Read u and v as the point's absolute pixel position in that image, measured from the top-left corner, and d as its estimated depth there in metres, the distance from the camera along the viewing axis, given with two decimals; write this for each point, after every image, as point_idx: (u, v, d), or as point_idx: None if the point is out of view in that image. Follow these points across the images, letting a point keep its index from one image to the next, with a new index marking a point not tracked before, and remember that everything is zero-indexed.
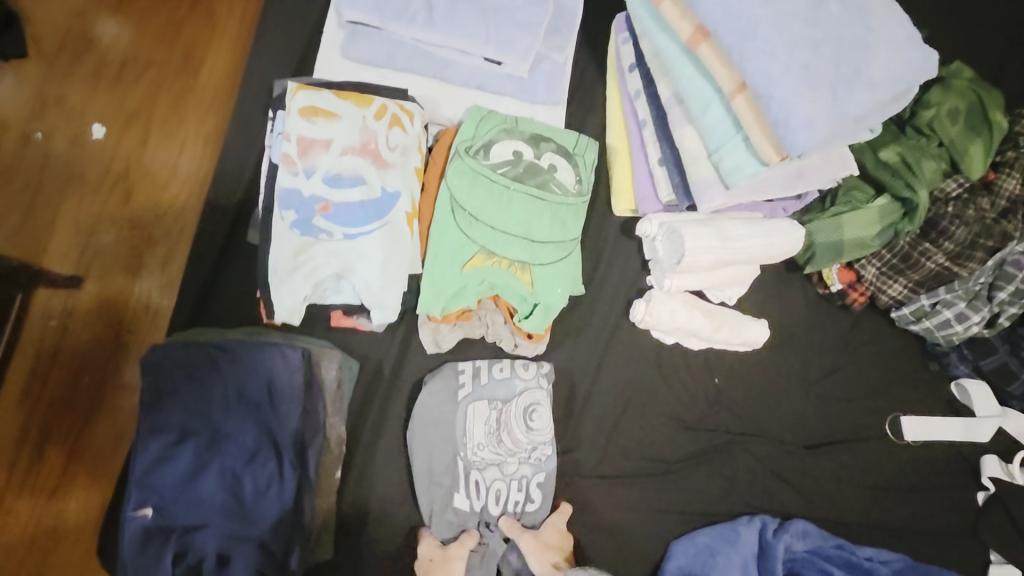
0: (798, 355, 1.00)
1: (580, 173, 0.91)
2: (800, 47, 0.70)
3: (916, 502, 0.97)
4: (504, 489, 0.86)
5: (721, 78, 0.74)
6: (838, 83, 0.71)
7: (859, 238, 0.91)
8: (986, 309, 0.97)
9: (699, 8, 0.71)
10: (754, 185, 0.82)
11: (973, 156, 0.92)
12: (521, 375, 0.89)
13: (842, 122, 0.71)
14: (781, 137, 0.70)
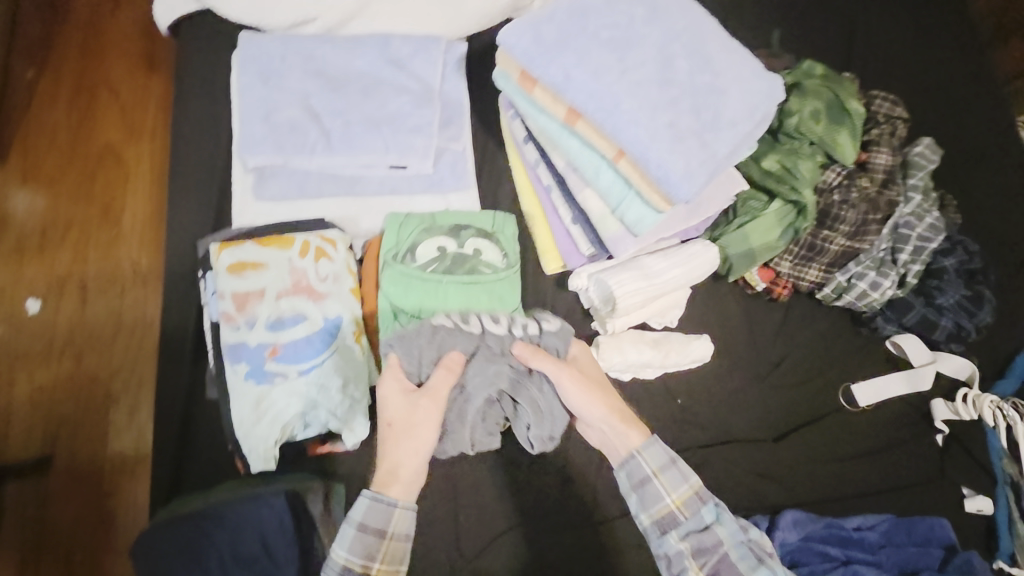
0: (745, 355, 1.07)
1: (506, 248, 0.96)
2: (661, 109, 0.81)
3: (887, 461, 1.04)
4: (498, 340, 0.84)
5: (602, 147, 0.85)
6: (701, 131, 0.82)
7: (765, 242, 1.02)
8: (894, 271, 1.07)
9: (567, 94, 0.82)
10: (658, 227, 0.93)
11: (842, 145, 1.04)
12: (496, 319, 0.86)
13: (713, 162, 0.82)
14: (664, 189, 0.81)
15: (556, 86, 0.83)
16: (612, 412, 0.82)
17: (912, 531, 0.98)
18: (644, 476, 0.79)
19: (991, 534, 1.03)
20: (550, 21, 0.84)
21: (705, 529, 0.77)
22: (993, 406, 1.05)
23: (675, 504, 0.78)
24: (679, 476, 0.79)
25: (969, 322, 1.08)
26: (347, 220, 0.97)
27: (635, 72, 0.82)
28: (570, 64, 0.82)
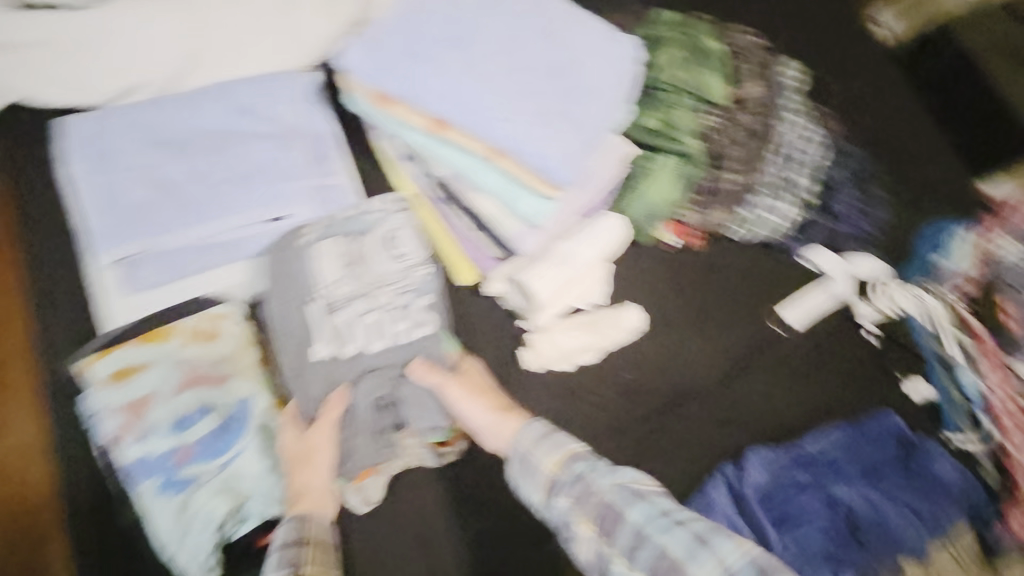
0: (674, 311, 1.07)
1: None
2: (521, 101, 0.89)
3: (831, 374, 1.07)
4: (377, 322, 0.85)
5: (478, 150, 0.91)
6: (561, 113, 0.90)
7: (664, 197, 1.04)
8: (791, 194, 1.10)
9: (430, 105, 0.88)
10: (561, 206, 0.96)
11: (710, 86, 1.06)
12: (377, 300, 0.86)
13: (580, 139, 0.90)
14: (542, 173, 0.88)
15: (421, 100, 0.89)
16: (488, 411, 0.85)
17: (868, 433, 1.02)
18: (521, 458, 0.83)
19: (937, 415, 1.06)
20: (391, 48, 0.90)
21: (580, 482, 0.79)
22: (905, 294, 1.10)
23: (551, 467, 0.82)
24: (554, 444, 0.82)
25: (865, 223, 1.14)
26: (234, 289, 0.88)
27: (490, 75, 0.89)
28: (424, 85, 0.88)
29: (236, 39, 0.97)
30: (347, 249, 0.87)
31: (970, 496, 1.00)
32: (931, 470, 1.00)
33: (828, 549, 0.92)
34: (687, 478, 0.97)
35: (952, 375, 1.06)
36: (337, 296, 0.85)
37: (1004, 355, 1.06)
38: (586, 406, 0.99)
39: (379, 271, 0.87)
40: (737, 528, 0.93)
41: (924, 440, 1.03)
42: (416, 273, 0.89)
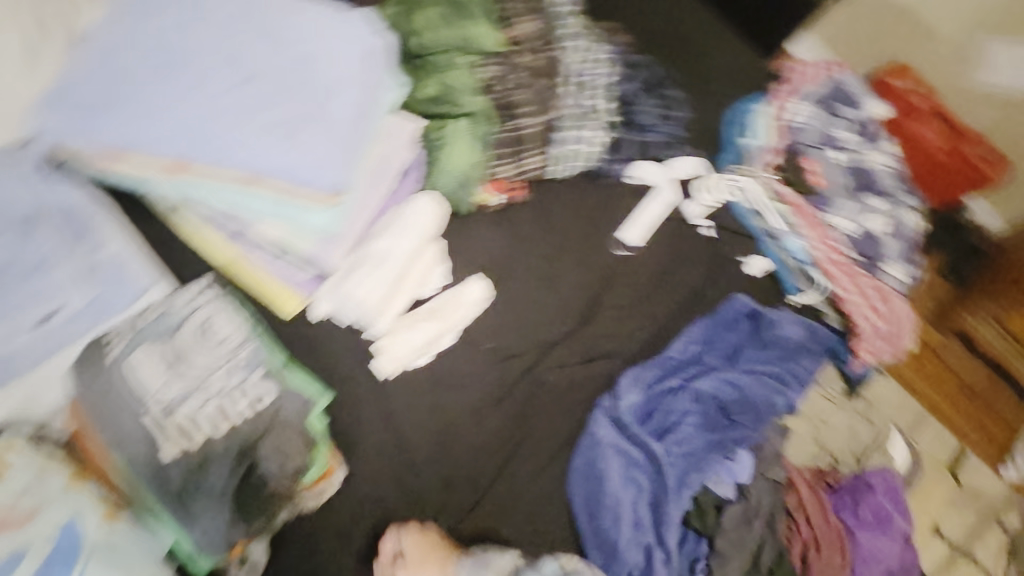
0: (519, 267, 1.06)
1: (228, 328, 0.85)
2: (259, 116, 0.83)
3: (679, 278, 1.12)
4: (218, 408, 0.81)
5: (231, 178, 0.83)
6: (309, 117, 0.85)
7: (468, 163, 1.00)
8: (593, 119, 1.11)
9: (163, 148, 0.82)
10: (358, 200, 0.91)
11: (478, 35, 1.01)
12: (211, 386, 0.82)
13: (337, 139, 0.85)
14: (308, 184, 0.84)
15: (151, 148, 0.82)
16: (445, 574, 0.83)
17: (723, 320, 1.09)
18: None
19: (778, 282, 1.15)
20: (100, 101, 0.83)
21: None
22: (717, 181, 1.15)
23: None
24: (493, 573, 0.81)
25: (671, 125, 1.16)
26: (29, 405, 0.80)
27: (219, 97, 0.83)
28: (147, 128, 0.82)
29: None
30: (165, 350, 0.83)
31: (820, 341, 1.13)
32: (781, 335, 1.10)
33: (706, 443, 1.00)
34: (573, 423, 0.99)
35: (779, 243, 1.14)
36: (170, 399, 0.80)
37: (815, 211, 1.15)
38: (457, 389, 0.97)
39: (205, 360, 0.83)
40: (627, 453, 0.96)
41: (773, 309, 1.12)
42: (241, 353, 0.84)
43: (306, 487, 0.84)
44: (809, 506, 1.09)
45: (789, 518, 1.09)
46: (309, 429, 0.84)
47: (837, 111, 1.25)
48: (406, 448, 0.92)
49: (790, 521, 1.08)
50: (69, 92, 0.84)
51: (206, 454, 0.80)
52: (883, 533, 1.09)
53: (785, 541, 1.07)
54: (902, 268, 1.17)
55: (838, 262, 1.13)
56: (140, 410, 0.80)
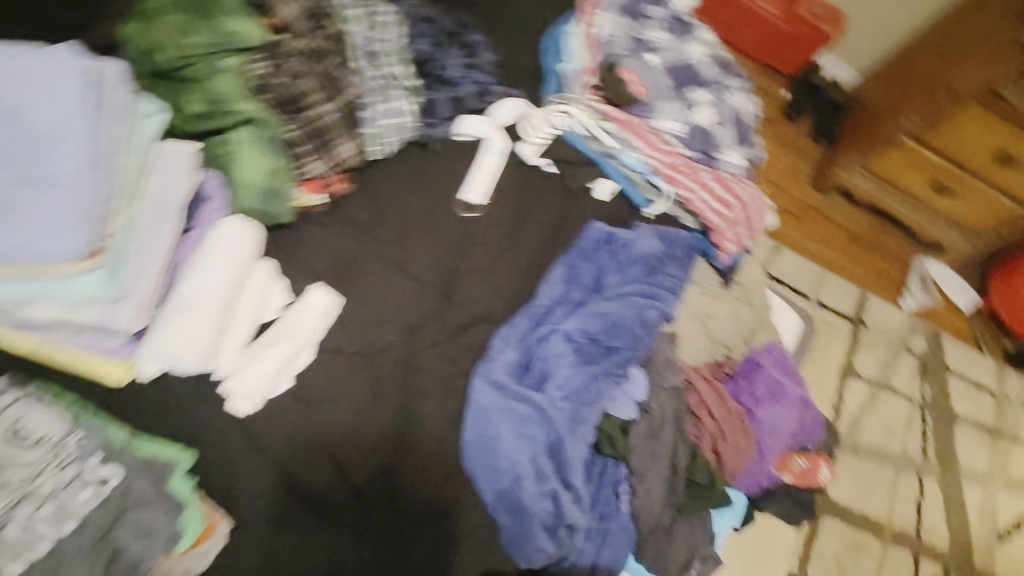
0: (364, 261, 1.02)
1: (45, 427, 0.78)
2: None
3: (531, 225, 1.11)
4: (57, 509, 0.75)
5: None
6: (30, 181, 0.75)
7: (267, 171, 0.92)
8: (398, 88, 1.04)
9: None
10: (137, 248, 0.82)
11: (231, 30, 0.91)
12: (41, 490, 0.75)
13: (66, 192, 0.75)
14: (47, 252, 0.74)
15: None
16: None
17: (584, 252, 1.08)
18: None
19: (629, 199, 1.14)
20: None
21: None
22: (542, 119, 1.11)
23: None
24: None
25: (483, 72, 1.11)
26: None
27: None
28: None
29: None
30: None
31: (684, 245, 1.13)
32: (642, 251, 1.08)
33: (590, 378, 1.00)
34: (457, 398, 0.98)
35: (619, 161, 1.12)
36: None
37: (642, 122, 1.13)
38: (330, 401, 0.94)
39: (27, 463, 0.76)
40: (513, 412, 0.96)
41: (628, 231, 1.11)
42: (69, 441, 0.79)
43: (177, 556, 0.80)
44: (708, 402, 1.15)
45: (693, 416, 1.14)
46: (170, 494, 0.81)
47: (643, 13, 1.25)
48: (293, 476, 0.89)
49: (694, 419, 1.14)
50: None
51: (62, 556, 0.74)
52: (777, 404, 1.17)
53: (693, 437, 1.13)
54: (739, 153, 1.18)
55: (677, 165, 1.12)
56: None
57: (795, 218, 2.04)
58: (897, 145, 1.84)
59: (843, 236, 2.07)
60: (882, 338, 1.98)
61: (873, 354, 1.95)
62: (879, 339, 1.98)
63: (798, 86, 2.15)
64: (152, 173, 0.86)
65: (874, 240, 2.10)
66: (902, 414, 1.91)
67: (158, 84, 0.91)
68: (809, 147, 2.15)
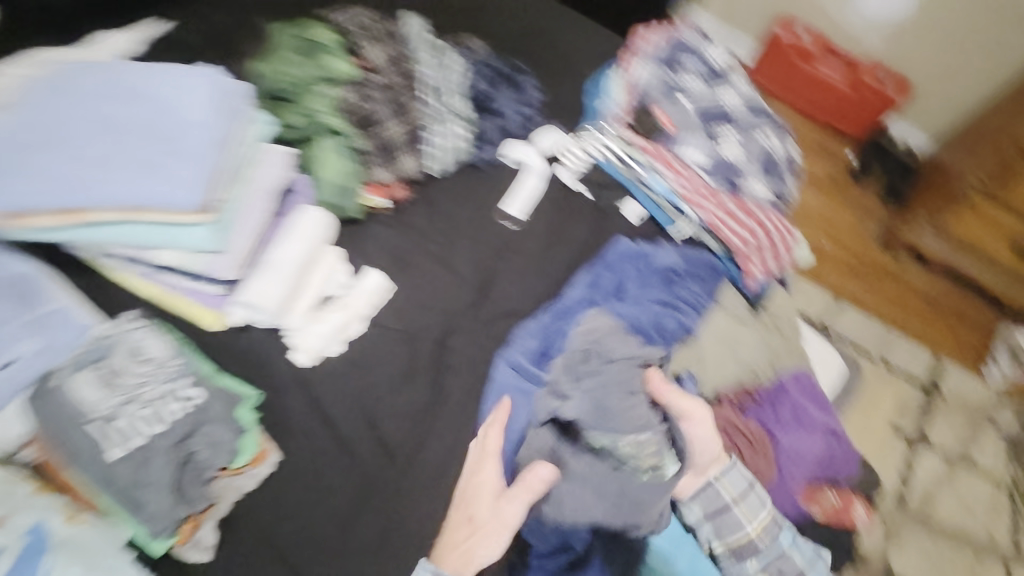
0: (416, 256, 1.18)
1: (163, 336, 1.00)
2: (119, 155, 0.91)
3: (564, 239, 1.23)
4: (151, 409, 0.92)
5: (109, 213, 0.89)
6: (174, 145, 0.93)
7: (341, 172, 1.13)
8: (455, 116, 1.26)
9: (46, 206, 0.87)
10: (241, 215, 1.00)
11: (333, 64, 1.17)
12: (144, 383, 0.94)
13: (202, 157, 0.93)
14: (172, 202, 0.90)
15: (31, 206, 0.87)
16: (731, 489, 1.04)
17: (608, 263, 1.18)
18: (724, 506, 1.04)
19: (655, 221, 1.25)
20: None
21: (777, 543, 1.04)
22: (575, 147, 1.28)
23: (755, 530, 1.04)
24: (755, 504, 1.04)
25: (529, 107, 1.32)
26: None
27: (88, 149, 0.90)
28: (18, 191, 0.87)
29: None
30: (99, 371, 0.94)
31: (710, 266, 1.21)
32: (662, 263, 1.18)
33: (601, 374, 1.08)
34: (479, 380, 1.09)
35: (646, 185, 1.25)
36: (106, 408, 0.91)
37: (667, 151, 1.27)
38: (371, 368, 1.08)
39: (135, 377, 0.94)
40: (528, 390, 1.08)
41: (651, 245, 1.21)
42: (171, 362, 0.98)
43: (231, 473, 0.95)
44: (743, 448, 1.10)
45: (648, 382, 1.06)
46: (239, 418, 0.97)
47: (680, 63, 1.37)
48: (334, 424, 1.03)
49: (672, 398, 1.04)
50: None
51: (151, 448, 0.90)
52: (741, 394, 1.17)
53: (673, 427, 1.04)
54: (763, 185, 1.27)
55: (700, 190, 1.23)
56: (79, 402, 0.91)
57: (860, 273, 1.99)
58: (966, 200, 1.80)
59: (915, 296, 1.99)
60: (961, 407, 1.81)
61: (951, 424, 1.78)
62: (957, 407, 1.81)
63: (867, 149, 2.21)
64: (266, 153, 1.06)
65: (947, 304, 2.01)
66: (986, 493, 1.70)
67: (265, 102, 1.15)
68: (879, 207, 2.14)
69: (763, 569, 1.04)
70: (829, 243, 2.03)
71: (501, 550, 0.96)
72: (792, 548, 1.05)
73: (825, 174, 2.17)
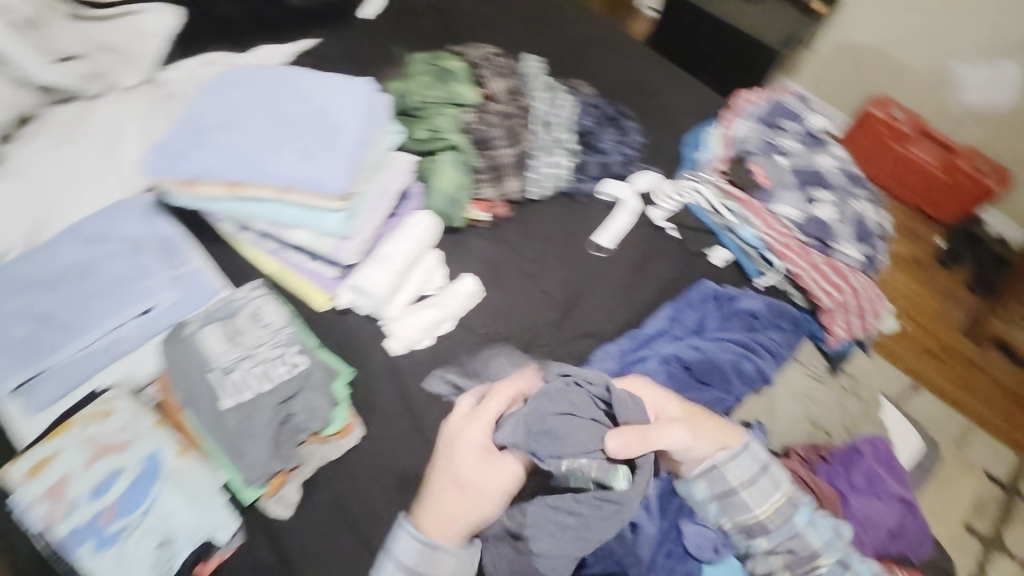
0: (508, 270, 1.26)
1: (281, 306, 1.12)
2: (282, 142, 1.05)
3: (649, 274, 1.28)
4: (263, 368, 1.02)
5: (266, 190, 1.03)
6: (326, 140, 1.07)
7: (454, 183, 1.24)
8: (562, 148, 1.35)
9: (218, 174, 1.02)
10: (366, 209, 1.12)
11: (460, 90, 1.31)
12: (260, 344, 1.05)
13: (347, 152, 1.06)
14: (318, 187, 1.02)
15: (207, 175, 1.03)
16: (736, 475, 0.98)
17: (690, 301, 1.22)
18: (731, 489, 0.99)
19: (740, 269, 1.30)
20: (180, 144, 1.05)
21: (792, 527, 0.98)
22: (669, 190, 1.35)
23: (763, 513, 0.98)
24: (766, 488, 0.99)
25: (631, 148, 1.42)
26: (139, 373, 1.06)
27: (258, 134, 1.06)
28: (199, 160, 1.03)
29: (77, 191, 1.18)
30: (226, 327, 1.05)
31: (791, 320, 1.23)
32: (746, 307, 1.21)
33: None
34: None
35: (736, 234, 1.30)
36: (227, 361, 1.02)
37: (761, 204, 1.31)
38: (455, 366, 1.15)
39: (254, 338, 1.05)
40: None
41: (735, 289, 1.25)
42: (284, 331, 1.08)
43: (320, 440, 1.03)
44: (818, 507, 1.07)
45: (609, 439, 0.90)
46: (335, 391, 1.05)
47: (779, 125, 1.43)
48: (415, 411, 1.10)
49: (651, 440, 0.90)
50: (191, 124, 1.08)
51: (259, 403, 0.99)
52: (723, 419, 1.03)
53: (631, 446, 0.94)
54: (855, 249, 1.29)
55: (791, 245, 1.25)
56: (204, 351, 1.02)
57: (940, 359, 1.93)
58: None
59: (999, 391, 1.90)
60: None
61: None
62: None
63: (958, 235, 2.18)
64: (394, 159, 1.19)
65: None
66: None
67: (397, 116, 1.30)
68: (965, 295, 2.08)
69: (773, 549, 0.99)
70: (908, 323, 1.98)
71: (501, 502, 0.90)
72: (809, 527, 0.98)
73: (908, 254, 2.15)
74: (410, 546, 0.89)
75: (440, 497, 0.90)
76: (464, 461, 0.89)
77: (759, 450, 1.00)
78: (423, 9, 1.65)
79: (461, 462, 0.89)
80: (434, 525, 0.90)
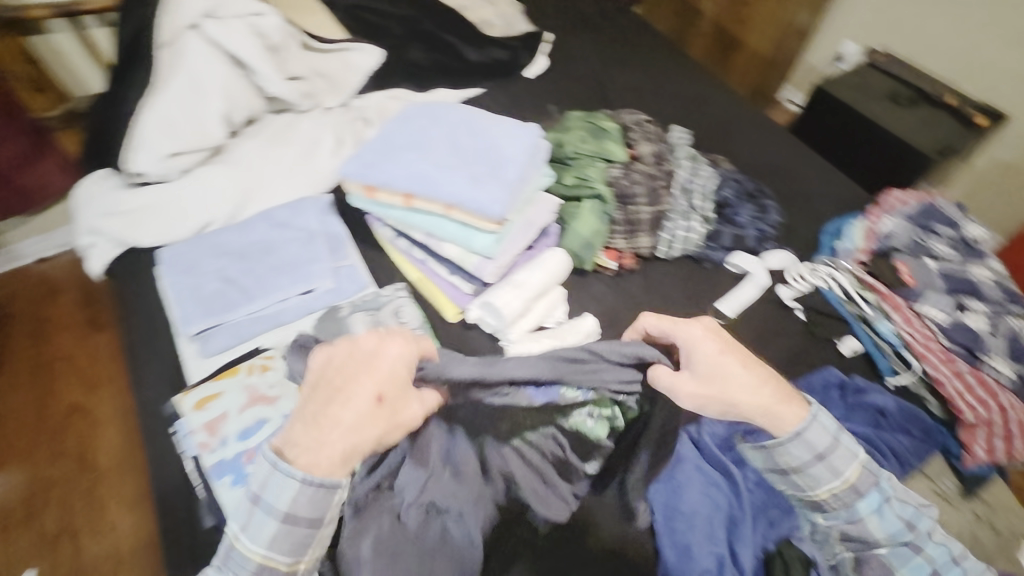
0: (627, 318, 1.30)
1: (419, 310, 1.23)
2: (456, 167, 1.20)
3: (769, 350, 1.26)
4: None
5: (434, 206, 1.19)
6: (492, 170, 1.21)
7: (592, 229, 1.31)
8: (698, 215, 1.40)
9: (398, 185, 1.19)
10: (512, 236, 1.23)
11: (612, 149, 1.43)
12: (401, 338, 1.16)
13: (509, 184, 1.19)
14: (481, 210, 1.15)
15: (389, 186, 1.19)
16: (785, 455, 0.94)
17: (811, 385, 1.19)
18: (782, 466, 0.96)
19: (873, 363, 1.26)
20: (372, 156, 1.24)
21: (857, 513, 0.94)
22: (801, 271, 1.36)
23: (820, 495, 0.95)
24: (819, 475, 0.94)
25: (768, 226, 1.44)
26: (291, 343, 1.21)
27: (436, 158, 1.22)
28: (386, 171, 1.20)
29: (274, 183, 1.40)
30: (373, 317, 1.18)
31: (925, 427, 1.14)
32: (875, 402, 1.16)
33: None
34: None
35: (872, 327, 1.26)
36: None
37: (904, 302, 1.26)
38: None
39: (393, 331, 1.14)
40: (707, 473, 1.04)
41: (864, 381, 1.21)
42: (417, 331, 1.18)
43: None
44: None
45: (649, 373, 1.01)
46: None
47: (932, 228, 1.38)
48: None
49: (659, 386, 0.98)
50: (382, 142, 1.28)
51: None
52: (783, 396, 0.94)
53: (632, 387, 1.03)
54: (1007, 367, 1.19)
55: (933, 348, 1.19)
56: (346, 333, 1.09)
57: None
58: None
59: None
60: None
61: None
62: None
63: None
64: (543, 198, 1.30)
65: None
66: None
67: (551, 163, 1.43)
68: None
69: (831, 526, 0.97)
70: None
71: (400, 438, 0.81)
72: (873, 515, 0.94)
73: None
74: (288, 489, 0.75)
75: (330, 410, 0.76)
76: (387, 374, 0.79)
77: (818, 440, 0.93)
78: (582, 75, 1.82)
79: (384, 375, 0.79)
80: (310, 453, 0.76)
